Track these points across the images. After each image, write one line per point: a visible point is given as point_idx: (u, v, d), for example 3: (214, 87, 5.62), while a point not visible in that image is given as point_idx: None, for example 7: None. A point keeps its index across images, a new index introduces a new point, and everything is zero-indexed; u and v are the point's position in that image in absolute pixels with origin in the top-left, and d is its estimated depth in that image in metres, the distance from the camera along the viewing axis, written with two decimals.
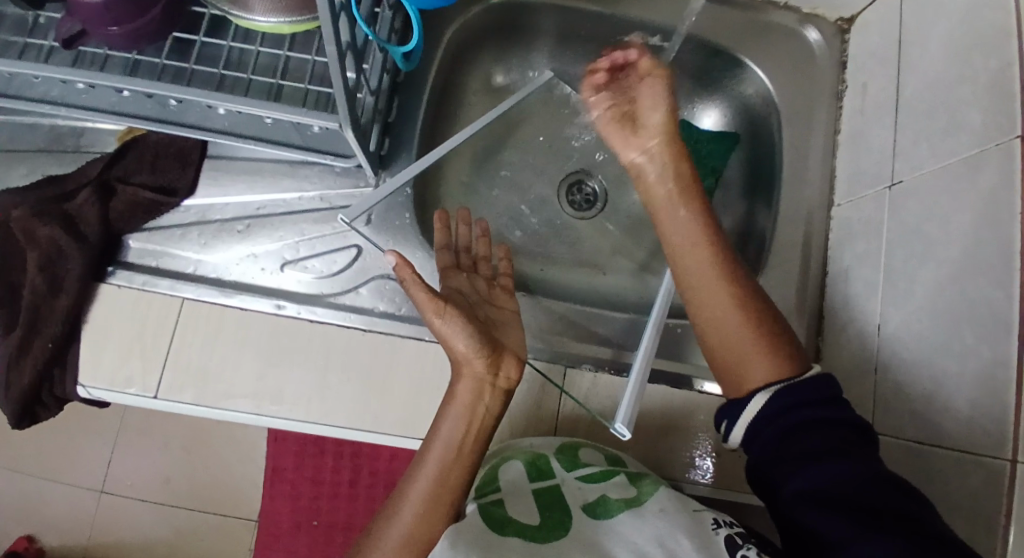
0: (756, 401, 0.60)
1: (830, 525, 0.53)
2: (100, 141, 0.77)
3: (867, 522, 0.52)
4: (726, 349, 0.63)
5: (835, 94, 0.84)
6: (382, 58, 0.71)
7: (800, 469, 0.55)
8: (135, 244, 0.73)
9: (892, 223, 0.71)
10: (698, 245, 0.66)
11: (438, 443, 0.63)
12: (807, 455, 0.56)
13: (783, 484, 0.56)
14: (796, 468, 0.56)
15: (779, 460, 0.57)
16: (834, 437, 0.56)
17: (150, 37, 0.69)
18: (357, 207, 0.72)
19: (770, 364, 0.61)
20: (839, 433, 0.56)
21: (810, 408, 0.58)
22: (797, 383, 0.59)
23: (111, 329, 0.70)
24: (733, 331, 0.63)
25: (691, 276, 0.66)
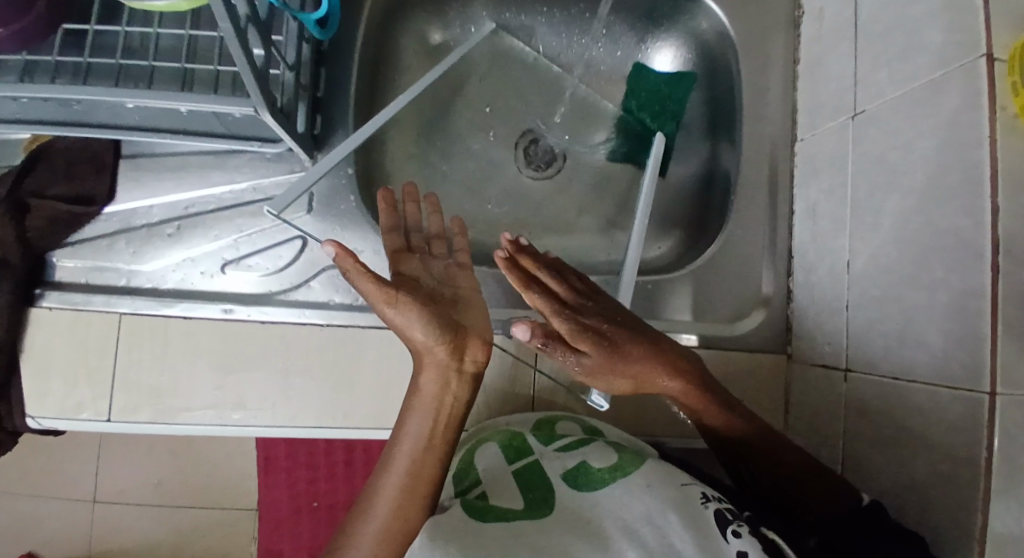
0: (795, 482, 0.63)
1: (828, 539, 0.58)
2: (8, 155, 0.71)
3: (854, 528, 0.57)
4: (743, 464, 0.66)
5: (792, 22, 0.79)
6: (298, 26, 0.65)
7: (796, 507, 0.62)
8: (62, 262, 0.68)
9: (855, 153, 0.67)
10: (741, 435, 0.65)
11: (407, 438, 0.61)
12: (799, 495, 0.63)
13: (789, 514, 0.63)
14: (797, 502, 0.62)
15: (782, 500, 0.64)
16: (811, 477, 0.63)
17: (41, 36, 0.63)
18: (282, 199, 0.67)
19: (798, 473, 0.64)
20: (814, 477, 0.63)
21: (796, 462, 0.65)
22: (834, 484, 0.62)
23: (51, 356, 0.66)
24: (757, 449, 0.65)
25: (718, 422, 0.65)
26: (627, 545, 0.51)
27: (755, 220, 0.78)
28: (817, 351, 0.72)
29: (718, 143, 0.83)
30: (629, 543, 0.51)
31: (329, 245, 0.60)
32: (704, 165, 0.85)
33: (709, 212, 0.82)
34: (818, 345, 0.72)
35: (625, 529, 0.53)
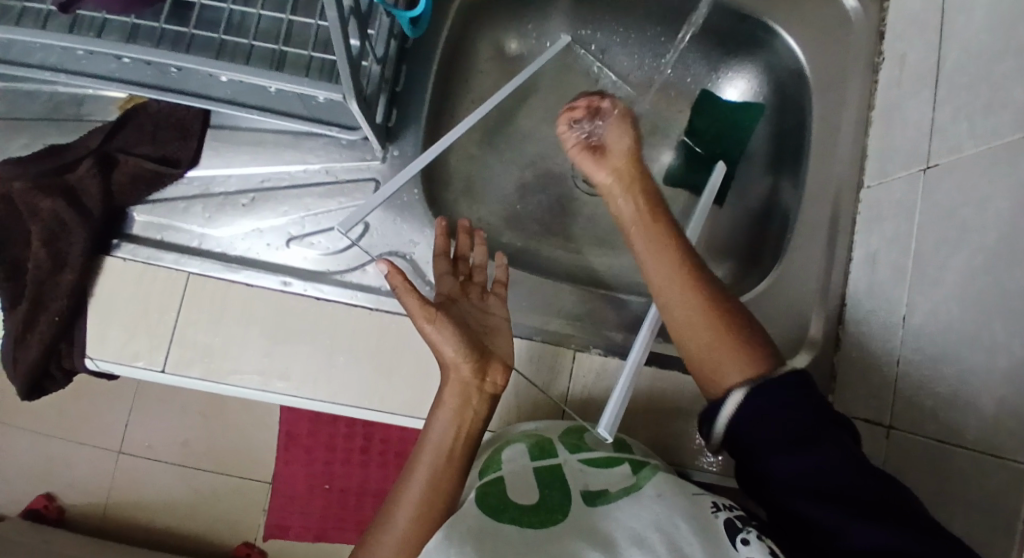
0: (733, 401, 0.58)
1: (826, 517, 0.53)
2: (102, 110, 0.74)
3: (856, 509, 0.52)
4: (697, 354, 0.61)
5: (871, 67, 0.78)
6: (389, 22, 0.68)
7: (781, 457, 0.56)
8: (140, 217, 0.72)
9: (923, 207, 0.67)
10: (686, 283, 0.63)
11: (430, 447, 0.62)
12: (788, 443, 0.56)
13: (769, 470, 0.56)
14: (783, 455, 0.55)
15: (765, 444, 0.56)
16: (808, 425, 0.56)
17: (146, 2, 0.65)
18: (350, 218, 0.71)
19: (744, 361, 0.59)
20: (812, 420, 0.56)
21: (779, 395, 0.57)
22: (773, 382, 0.57)
23: (117, 304, 0.69)
24: (710, 334, 0.61)
25: (670, 280, 0.63)
26: (643, 552, 0.52)
27: (811, 261, 0.77)
28: (860, 402, 0.71)
29: (780, 179, 0.83)
30: (638, 549, 0.52)
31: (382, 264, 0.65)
32: (763, 202, 0.85)
33: (764, 247, 0.82)
34: (862, 395, 0.71)
35: (637, 534, 0.54)
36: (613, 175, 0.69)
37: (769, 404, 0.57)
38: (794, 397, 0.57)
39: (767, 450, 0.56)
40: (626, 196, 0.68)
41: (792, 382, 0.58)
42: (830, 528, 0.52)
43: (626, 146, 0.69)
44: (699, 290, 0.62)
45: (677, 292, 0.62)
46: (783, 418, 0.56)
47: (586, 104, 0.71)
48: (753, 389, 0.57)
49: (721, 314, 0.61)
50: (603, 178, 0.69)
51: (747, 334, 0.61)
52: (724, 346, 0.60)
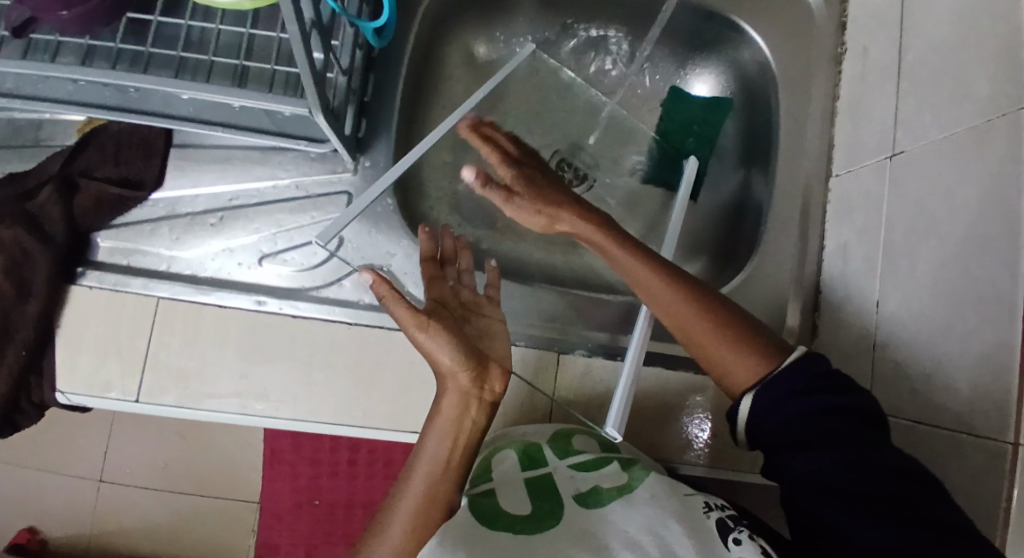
0: (744, 404, 0.59)
1: (832, 513, 0.53)
2: (62, 135, 0.72)
3: (865, 510, 0.52)
4: (705, 353, 0.62)
5: (835, 59, 0.79)
6: (353, 33, 0.66)
7: (793, 455, 0.56)
8: (105, 243, 0.70)
9: (892, 195, 0.68)
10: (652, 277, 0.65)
11: (426, 459, 0.62)
12: (803, 441, 0.56)
13: (784, 467, 0.56)
14: (797, 452, 0.56)
15: (780, 442, 0.57)
16: (829, 425, 0.55)
17: (103, 22, 0.64)
18: (330, 228, 0.69)
19: (747, 355, 0.60)
20: (836, 421, 0.55)
21: (800, 397, 0.57)
22: (780, 373, 0.58)
23: (86, 332, 0.68)
24: (709, 333, 0.62)
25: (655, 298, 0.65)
26: (636, 555, 0.51)
27: (785, 254, 0.78)
28: None
29: (752, 172, 0.84)
30: (631, 552, 0.52)
31: (368, 275, 0.67)
32: (735, 196, 0.85)
33: (738, 241, 0.82)
34: None
35: (629, 538, 0.53)
36: (445, 351, 0.63)
37: (776, 401, 0.57)
38: (798, 394, 0.57)
39: (777, 449, 0.57)
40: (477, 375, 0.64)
41: (801, 371, 0.58)
42: (837, 524, 0.53)
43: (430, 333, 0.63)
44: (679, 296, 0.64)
45: (660, 293, 0.65)
46: (802, 418, 0.56)
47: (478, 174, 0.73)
48: (760, 389, 0.58)
49: (718, 319, 0.62)
50: (449, 368, 0.63)
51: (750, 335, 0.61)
52: (724, 346, 0.61)
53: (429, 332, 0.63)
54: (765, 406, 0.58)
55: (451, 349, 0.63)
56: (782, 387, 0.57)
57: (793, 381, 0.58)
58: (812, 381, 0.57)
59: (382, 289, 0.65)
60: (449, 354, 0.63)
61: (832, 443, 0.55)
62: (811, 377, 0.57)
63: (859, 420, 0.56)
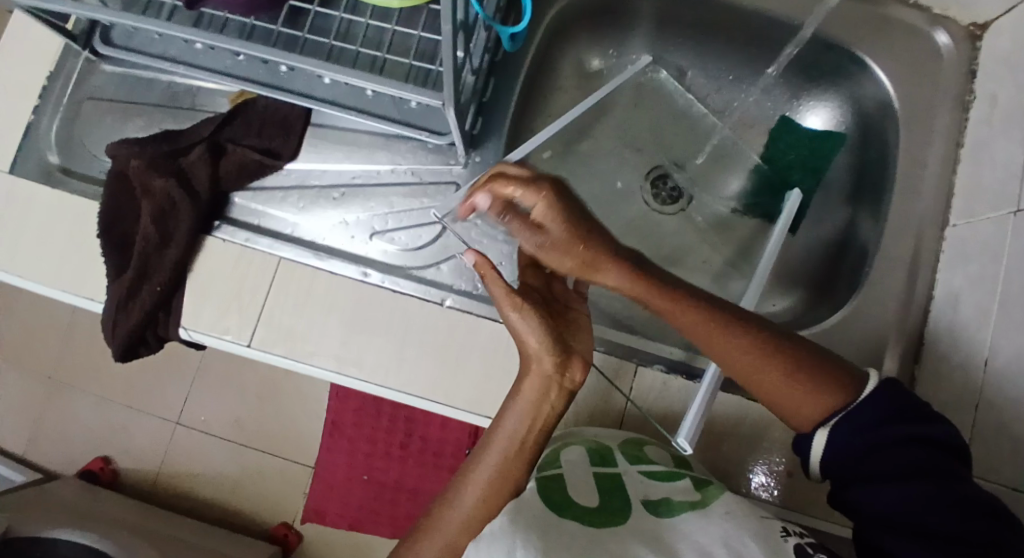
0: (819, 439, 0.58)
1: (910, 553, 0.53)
2: (213, 102, 0.78)
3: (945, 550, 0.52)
4: (771, 396, 0.60)
5: (961, 104, 0.77)
6: (486, 37, 0.70)
7: (867, 491, 0.56)
8: (240, 202, 0.76)
9: (1014, 249, 0.66)
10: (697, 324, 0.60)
11: (502, 434, 0.64)
12: (880, 475, 0.56)
13: (858, 502, 0.57)
14: (873, 488, 0.56)
15: (856, 475, 0.57)
16: (905, 459, 0.55)
17: (267, 7, 0.70)
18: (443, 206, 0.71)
19: (820, 396, 0.58)
20: (911, 455, 0.55)
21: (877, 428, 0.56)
22: (866, 400, 0.57)
23: (213, 281, 0.74)
24: (772, 379, 0.59)
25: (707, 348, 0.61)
26: None
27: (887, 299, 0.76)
28: None
29: (860, 211, 0.82)
30: None
31: (470, 257, 0.65)
32: (839, 233, 0.84)
33: (838, 279, 0.81)
34: None
35: (705, 550, 0.54)
36: (535, 330, 0.64)
37: (862, 430, 0.57)
38: (887, 421, 0.57)
39: (857, 481, 0.57)
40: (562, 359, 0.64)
41: (886, 398, 0.57)
42: None
43: (523, 316, 0.64)
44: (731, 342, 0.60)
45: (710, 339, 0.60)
46: (877, 450, 0.56)
47: (464, 203, 0.64)
48: (837, 423, 0.58)
49: (783, 363, 0.59)
50: (535, 349, 0.64)
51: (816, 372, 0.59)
52: (794, 390, 0.59)
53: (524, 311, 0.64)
54: (834, 434, 0.58)
55: (539, 332, 0.64)
56: (860, 420, 0.57)
57: (872, 411, 0.57)
58: (903, 411, 0.57)
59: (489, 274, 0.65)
60: (536, 335, 0.64)
61: (907, 478, 0.55)
62: (889, 407, 0.57)
63: (933, 453, 0.56)
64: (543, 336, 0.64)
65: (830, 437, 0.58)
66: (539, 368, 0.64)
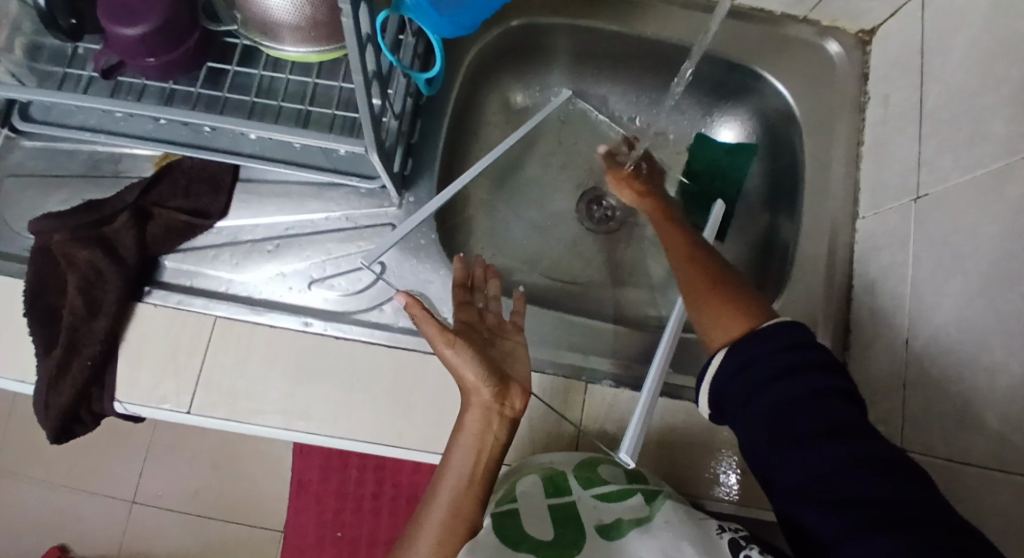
0: (715, 360, 0.59)
1: (829, 524, 0.49)
2: (138, 166, 0.78)
3: (877, 519, 0.47)
4: (702, 308, 0.64)
5: (858, 106, 0.82)
6: (406, 83, 0.72)
7: (787, 459, 0.52)
8: (170, 265, 0.76)
9: (918, 234, 0.70)
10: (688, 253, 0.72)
11: (449, 475, 0.64)
12: (796, 440, 0.52)
13: (777, 475, 0.53)
14: (790, 455, 0.52)
15: (773, 443, 0.53)
16: (824, 416, 0.52)
17: (184, 69, 0.71)
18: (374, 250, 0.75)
19: (738, 319, 0.61)
20: (827, 412, 0.52)
21: (784, 386, 0.54)
22: (763, 332, 0.57)
23: (147, 348, 0.73)
24: (707, 296, 0.65)
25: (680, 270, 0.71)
26: None
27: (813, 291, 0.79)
28: None
29: (777, 214, 0.86)
30: None
31: (400, 298, 0.68)
32: (763, 236, 0.87)
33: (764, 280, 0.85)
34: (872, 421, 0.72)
35: None
36: (471, 362, 0.65)
37: (762, 387, 0.55)
38: (784, 374, 0.54)
39: (774, 450, 0.53)
40: (500, 384, 0.66)
41: (797, 340, 0.56)
42: (832, 539, 0.48)
43: (459, 352, 0.66)
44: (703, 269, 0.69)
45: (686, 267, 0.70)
46: (792, 407, 0.53)
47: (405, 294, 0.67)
48: (735, 343, 0.58)
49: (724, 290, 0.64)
50: (472, 381, 0.65)
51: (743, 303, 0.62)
52: (718, 308, 0.63)
53: (456, 349, 0.66)
54: (732, 373, 0.57)
55: (475, 365, 0.65)
56: (769, 374, 0.55)
57: (789, 363, 0.55)
58: (800, 351, 0.55)
59: (425, 321, 0.66)
60: (473, 370, 0.65)
61: (829, 437, 0.51)
62: (798, 360, 0.55)
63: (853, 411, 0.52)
64: (478, 367, 0.65)
65: (737, 382, 0.57)
66: (478, 402, 0.65)
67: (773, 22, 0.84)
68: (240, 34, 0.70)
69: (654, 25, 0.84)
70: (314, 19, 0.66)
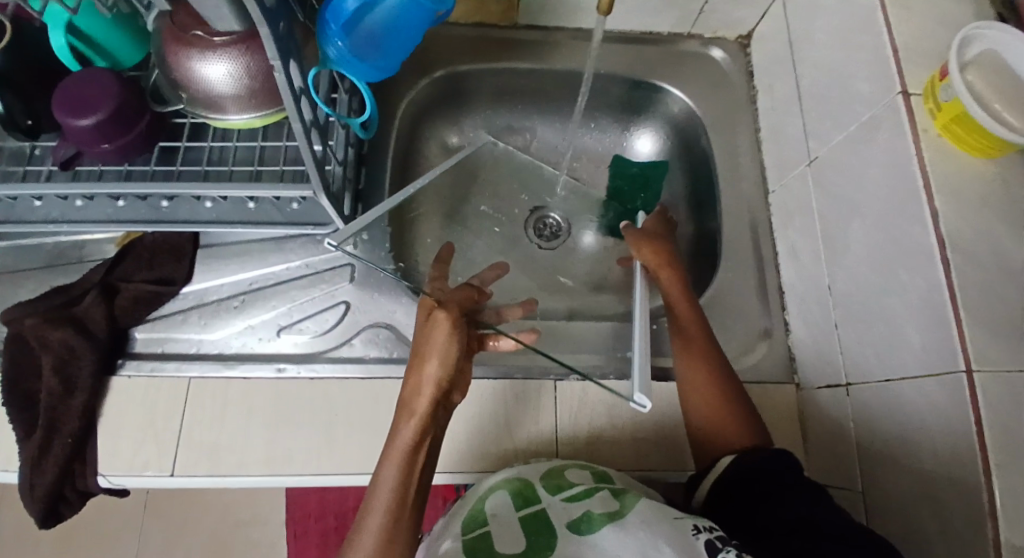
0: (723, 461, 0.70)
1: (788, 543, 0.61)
2: (102, 250, 0.83)
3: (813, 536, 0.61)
4: (703, 430, 0.73)
5: (750, 99, 0.93)
6: (345, 133, 0.79)
7: (768, 508, 0.65)
8: (141, 335, 0.79)
9: (819, 192, 0.78)
10: (692, 353, 0.76)
11: (381, 494, 0.63)
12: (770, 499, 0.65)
13: (767, 537, 0.63)
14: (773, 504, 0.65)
15: (737, 487, 0.67)
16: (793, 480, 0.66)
17: (139, 150, 0.78)
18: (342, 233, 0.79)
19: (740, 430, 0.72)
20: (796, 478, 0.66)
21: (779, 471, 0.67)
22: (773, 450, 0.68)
23: (125, 419, 0.75)
24: (721, 414, 0.73)
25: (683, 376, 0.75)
26: None
27: (744, 262, 0.87)
28: (819, 375, 0.78)
29: (700, 204, 0.94)
30: None
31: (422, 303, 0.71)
32: (693, 226, 0.95)
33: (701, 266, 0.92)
34: (818, 365, 0.78)
35: None
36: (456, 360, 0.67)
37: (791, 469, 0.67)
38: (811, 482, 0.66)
39: (776, 500, 0.65)
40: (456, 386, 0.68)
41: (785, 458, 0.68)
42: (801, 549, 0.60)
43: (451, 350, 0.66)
44: (712, 380, 0.74)
45: (691, 387, 0.75)
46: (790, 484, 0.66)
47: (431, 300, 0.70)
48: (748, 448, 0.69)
49: (731, 411, 0.73)
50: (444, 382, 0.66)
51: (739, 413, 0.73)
52: (717, 424, 0.72)
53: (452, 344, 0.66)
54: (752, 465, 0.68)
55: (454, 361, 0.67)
56: (761, 465, 0.67)
57: (774, 468, 0.67)
58: (788, 472, 0.67)
59: (443, 325, 0.67)
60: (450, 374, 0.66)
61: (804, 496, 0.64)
62: (779, 465, 0.67)
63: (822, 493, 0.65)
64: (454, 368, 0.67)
65: (751, 465, 0.68)
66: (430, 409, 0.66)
67: (666, 41, 0.96)
68: (190, 111, 0.76)
69: (559, 60, 0.94)
70: (252, 88, 0.72)
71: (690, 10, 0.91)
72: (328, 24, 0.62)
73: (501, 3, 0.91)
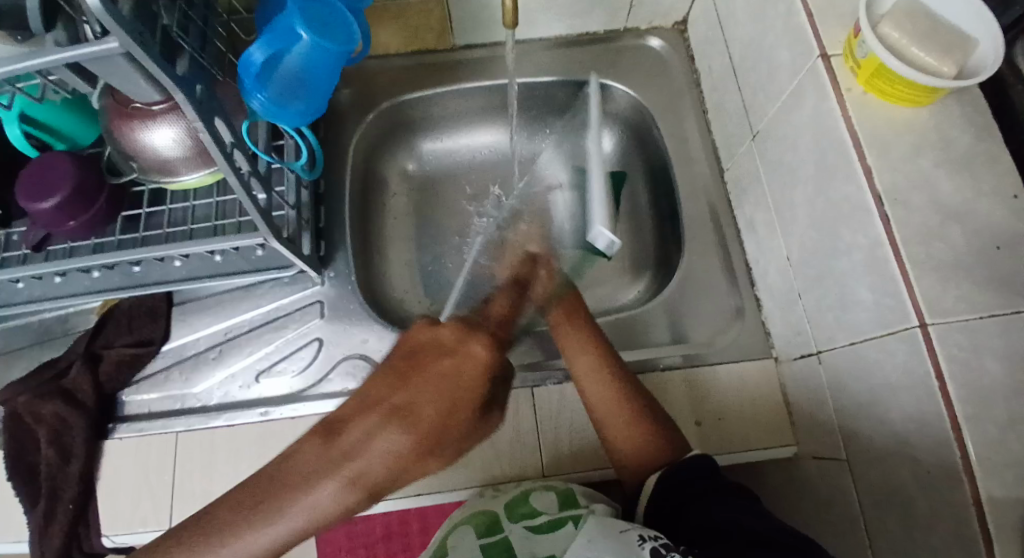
0: (649, 480, 0.70)
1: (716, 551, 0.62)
2: (84, 320, 0.87)
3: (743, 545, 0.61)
4: (625, 450, 0.73)
5: (693, 83, 0.93)
6: (294, 177, 0.82)
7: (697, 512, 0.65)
8: (129, 398, 0.82)
9: (764, 164, 0.78)
10: (596, 371, 0.75)
11: (279, 526, 0.57)
12: (698, 506, 0.66)
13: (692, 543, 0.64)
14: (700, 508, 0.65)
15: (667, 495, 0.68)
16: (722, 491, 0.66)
17: (103, 221, 0.81)
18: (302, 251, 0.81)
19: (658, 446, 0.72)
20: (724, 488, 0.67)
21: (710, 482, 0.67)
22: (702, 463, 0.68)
23: (121, 479, 0.78)
24: (634, 428, 0.73)
25: (593, 395, 0.75)
26: None
27: (707, 244, 0.86)
28: (792, 346, 0.77)
29: (659, 192, 0.95)
30: None
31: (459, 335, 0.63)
32: (656, 214, 0.95)
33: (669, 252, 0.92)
34: (789, 336, 0.77)
35: None
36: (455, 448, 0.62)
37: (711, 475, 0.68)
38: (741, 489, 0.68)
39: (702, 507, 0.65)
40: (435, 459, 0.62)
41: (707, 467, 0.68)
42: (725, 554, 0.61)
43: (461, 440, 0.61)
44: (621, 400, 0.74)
45: (600, 407, 0.74)
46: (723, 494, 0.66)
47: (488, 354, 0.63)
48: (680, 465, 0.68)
49: (651, 430, 0.73)
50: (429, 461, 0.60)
51: (658, 432, 0.73)
52: (638, 444, 0.72)
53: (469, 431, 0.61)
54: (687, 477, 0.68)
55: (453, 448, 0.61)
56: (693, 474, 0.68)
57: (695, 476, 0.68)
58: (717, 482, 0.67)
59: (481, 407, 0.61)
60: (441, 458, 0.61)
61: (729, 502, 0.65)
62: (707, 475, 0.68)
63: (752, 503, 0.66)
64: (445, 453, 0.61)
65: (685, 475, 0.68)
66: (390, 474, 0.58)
67: (604, 39, 0.96)
68: (143, 179, 0.79)
69: (501, 73, 0.96)
70: (197, 148, 0.75)
71: (619, 5, 0.91)
72: (244, 81, 0.63)
73: (434, 30, 0.93)
